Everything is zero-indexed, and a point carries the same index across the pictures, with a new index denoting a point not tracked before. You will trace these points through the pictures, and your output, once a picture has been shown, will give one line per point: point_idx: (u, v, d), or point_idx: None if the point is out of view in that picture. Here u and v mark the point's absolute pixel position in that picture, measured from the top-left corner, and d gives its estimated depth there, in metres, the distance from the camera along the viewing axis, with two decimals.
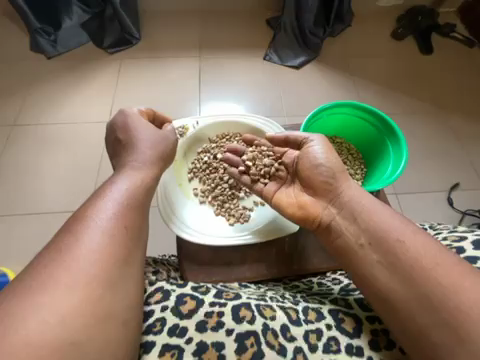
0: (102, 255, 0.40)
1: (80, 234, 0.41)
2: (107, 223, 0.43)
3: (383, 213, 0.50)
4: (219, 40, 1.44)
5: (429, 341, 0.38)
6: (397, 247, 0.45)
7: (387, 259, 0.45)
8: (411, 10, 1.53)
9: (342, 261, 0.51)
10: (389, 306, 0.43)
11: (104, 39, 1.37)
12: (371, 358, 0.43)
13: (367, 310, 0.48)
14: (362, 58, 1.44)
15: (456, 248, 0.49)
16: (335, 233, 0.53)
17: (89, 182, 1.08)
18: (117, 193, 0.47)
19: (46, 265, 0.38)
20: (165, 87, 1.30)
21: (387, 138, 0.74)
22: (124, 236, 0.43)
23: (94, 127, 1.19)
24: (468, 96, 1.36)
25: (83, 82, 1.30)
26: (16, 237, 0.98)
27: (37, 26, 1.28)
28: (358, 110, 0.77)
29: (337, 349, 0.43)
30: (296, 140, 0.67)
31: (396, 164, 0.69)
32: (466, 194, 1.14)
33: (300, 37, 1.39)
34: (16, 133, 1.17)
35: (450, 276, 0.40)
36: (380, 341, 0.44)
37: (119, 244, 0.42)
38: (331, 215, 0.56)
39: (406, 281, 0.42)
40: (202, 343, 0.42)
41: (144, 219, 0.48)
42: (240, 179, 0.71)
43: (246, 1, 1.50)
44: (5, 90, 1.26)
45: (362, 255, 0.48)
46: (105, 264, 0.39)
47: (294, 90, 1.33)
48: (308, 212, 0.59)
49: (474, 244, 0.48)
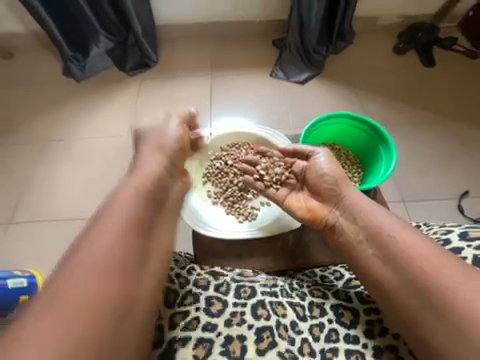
0: (127, 269, 0.44)
1: (105, 247, 0.43)
2: (131, 225, 0.46)
3: (379, 214, 0.57)
4: (229, 60, 1.57)
5: (416, 324, 0.46)
6: (391, 245, 0.52)
7: (382, 255, 0.52)
8: (411, 26, 1.61)
9: (344, 255, 0.58)
10: (388, 302, 0.50)
11: (126, 63, 1.53)
12: (366, 344, 0.50)
13: (364, 302, 0.54)
14: (365, 72, 1.52)
15: (443, 240, 0.55)
16: (337, 231, 0.60)
17: (109, 191, 1.17)
18: (138, 206, 0.49)
19: (75, 275, 0.41)
20: (180, 104, 1.42)
21: (378, 143, 0.80)
22: (146, 249, 0.47)
23: (115, 140, 1.31)
24: (474, 104, 1.39)
25: (107, 101, 1.44)
26: (45, 240, 1.08)
27: (70, 55, 1.47)
28: (350, 118, 0.82)
29: (336, 338, 0.50)
30: (302, 153, 0.72)
31: (388, 169, 0.74)
32: (477, 201, 1.13)
33: (304, 55, 1.49)
34: (47, 147, 1.30)
35: (435, 269, 0.47)
36: (375, 329, 0.51)
37: (142, 258, 0.46)
38: (335, 217, 0.62)
39: (398, 274, 0.49)
40: (229, 336, 0.50)
41: (162, 230, 0.52)
42: (254, 185, 0.76)
43: (254, 24, 1.62)
44: (39, 109, 1.42)
45: (360, 251, 0.55)
46: (130, 277, 0.44)
47: (299, 103, 1.41)
48: (315, 214, 0.65)
49: (459, 235, 0.55)
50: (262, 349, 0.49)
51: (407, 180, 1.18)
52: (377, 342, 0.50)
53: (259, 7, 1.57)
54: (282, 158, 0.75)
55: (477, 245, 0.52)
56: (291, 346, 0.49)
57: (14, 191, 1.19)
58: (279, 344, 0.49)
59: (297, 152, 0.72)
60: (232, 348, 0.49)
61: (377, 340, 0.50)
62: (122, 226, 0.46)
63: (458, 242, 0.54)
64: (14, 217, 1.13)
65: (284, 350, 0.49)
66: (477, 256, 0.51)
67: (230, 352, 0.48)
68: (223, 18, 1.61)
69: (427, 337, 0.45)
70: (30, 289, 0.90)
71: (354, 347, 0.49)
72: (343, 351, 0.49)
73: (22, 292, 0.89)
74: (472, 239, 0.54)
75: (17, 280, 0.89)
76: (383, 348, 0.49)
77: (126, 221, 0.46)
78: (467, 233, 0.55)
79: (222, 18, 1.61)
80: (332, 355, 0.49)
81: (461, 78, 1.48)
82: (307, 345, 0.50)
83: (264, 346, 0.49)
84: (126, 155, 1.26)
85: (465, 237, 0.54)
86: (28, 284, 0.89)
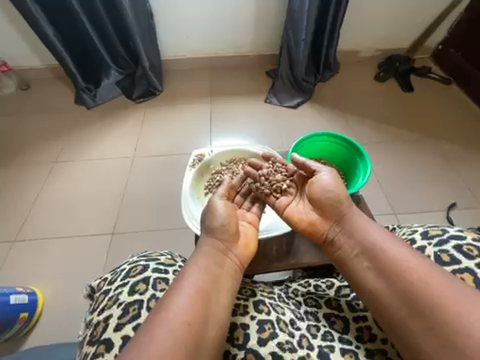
0: (202, 297, 0.50)
1: (188, 278, 0.52)
2: (205, 261, 0.56)
3: (373, 228, 0.59)
4: (227, 88, 1.74)
5: (406, 331, 0.46)
6: (381, 256, 0.53)
7: (375, 267, 0.53)
8: (389, 58, 1.82)
9: (339, 266, 0.59)
10: (377, 304, 0.50)
11: (134, 92, 1.69)
12: (358, 347, 0.51)
13: (354, 311, 0.56)
14: (351, 97, 1.67)
15: (410, 241, 0.59)
16: (336, 245, 0.60)
17: (113, 208, 1.22)
18: (211, 243, 0.60)
19: (165, 302, 0.48)
20: (181, 127, 1.53)
21: (355, 156, 0.88)
22: (216, 281, 0.53)
23: (121, 161, 1.39)
24: (452, 124, 1.51)
25: (114, 125, 1.56)
26: (47, 257, 1.09)
27: (82, 85, 1.62)
28: (329, 137, 0.93)
29: (332, 338, 0.52)
30: (308, 171, 0.71)
31: (365, 176, 0.80)
32: (464, 212, 1.18)
33: (295, 84, 1.65)
34: (56, 168, 1.38)
35: (422, 277, 0.47)
36: (364, 335, 0.53)
37: (213, 288, 0.52)
38: (335, 232, 0.62)
39: (391, 284, 0.49)
40: (233, 324, 0.51)
41: (231, 269, 0.58)
42: (257, 193, 0.74)
43: (249, 58, 1.83)
44: (51, 133, 1.53)
45: (355, 264, 0.56)
46: (203, 305, 0.49)
47: (292, 125, 1.53)
48: (316, 228, 0.64)
49: (422, 234, 0.59)
50: (265, 338, 0.50)
51: (396, 193, 1.25)
52: (368, 346, 0.51)
53: (254, 44, 1.78)
54: (288, 170, 0.75)
55: (437, 242, 0.56)
56: (291, 338, 0.50)
57: (21, 210, 1.23)
58: (280, 335, 0.50)
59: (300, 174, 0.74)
60: (235, 335, 0.50)
61: (368, 344, 0.51)
62: (199, 262, 0.56)
63: (421, 241, 0.58)
64: (20, 235, 1.16)
65: (285, 341, 0.50)
66: (437, 253, 0.55)
67: (234, 339, 0.50)
68: (222, 54, 1.81)
69: (418, 342, 0.44)
70: (30, 306, 0.93)
71: (347, 346, 0.51)
72: (338, 348, 0.50)
73: (23, 308, 0.90)
74: (432, 237, 0.58)
75: (20, 296, 0.91)
76: (375, 351, 0.50)
77: (197, 283, 0.51)
78: (428, 231, 0.60)
79: (221, 53, 1.81)
80: (329, 352, 0.50)
81: (437, 101, 1.63)
82: (305, 340, 0.51)
83: (266, 336, 0.50)
84: (131, 174, 1.34)
85: (427, 235, 0.59)
86: (29, 301, 0.93)
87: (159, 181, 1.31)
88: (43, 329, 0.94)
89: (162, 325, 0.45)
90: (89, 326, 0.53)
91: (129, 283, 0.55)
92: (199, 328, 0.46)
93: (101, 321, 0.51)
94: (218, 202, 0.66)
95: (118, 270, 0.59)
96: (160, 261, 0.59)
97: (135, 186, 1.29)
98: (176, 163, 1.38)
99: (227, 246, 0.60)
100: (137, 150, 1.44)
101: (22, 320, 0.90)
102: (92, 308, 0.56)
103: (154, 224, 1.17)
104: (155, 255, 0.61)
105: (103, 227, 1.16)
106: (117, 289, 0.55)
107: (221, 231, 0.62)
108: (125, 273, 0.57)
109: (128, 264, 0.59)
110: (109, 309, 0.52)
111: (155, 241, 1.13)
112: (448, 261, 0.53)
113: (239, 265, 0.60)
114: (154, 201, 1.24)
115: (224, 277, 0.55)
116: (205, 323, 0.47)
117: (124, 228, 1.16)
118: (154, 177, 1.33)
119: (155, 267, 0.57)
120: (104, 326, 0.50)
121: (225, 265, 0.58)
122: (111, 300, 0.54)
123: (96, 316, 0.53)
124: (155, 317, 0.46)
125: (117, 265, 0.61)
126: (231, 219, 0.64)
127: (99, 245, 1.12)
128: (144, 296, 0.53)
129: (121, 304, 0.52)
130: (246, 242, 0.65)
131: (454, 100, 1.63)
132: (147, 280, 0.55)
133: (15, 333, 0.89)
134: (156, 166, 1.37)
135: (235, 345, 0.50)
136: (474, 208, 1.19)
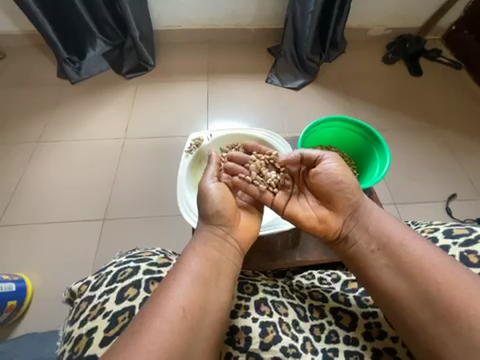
0: (204, 284, 0.47)
1: (188, 265, 0.49)
2: (206, 247, 0.53)
3: (391, 222, 0.56)
4: (225, 66, 1.60)
5: (428, 333, 0.44)
6: (401, 252, 0.51)
7: (393, 264, 0.51)
8: (399, 38, 1.70)
9: (353, 265, 0.56)
10: (393, 304, 0.48)
11: (123, 66, 1.54)
12: (365, 347, 0.50)
13: (362, 307, 0.55)
14: (357, 80, 1.57)
15: (431, 238, 0.57)
16: (350, 241, 0.57)
17: (104, 193, 1.16)
18: (210, 230, 0.56)
19: (164, 287, 0.45)
20: (176, 107, 1.43)
21: (373, 146, 0.82)
22: (218, 268, 0.50)
23: (111, 143, 1.30)
24: (459, 112, 1.46)
25: (102, 103, 1.43)
26: (34, 243, 1.04)
27: (65, 56, 1.46)
28: (347, 123, 0.86)
29: (337, 339, 0.51)
30: (309, 159, 0.64)
31: (382, 171, 0.75)
32: (463, 204, 1.18)
33: (299, 63, 1.54)
34: (39, 149, 1.28)
35: (443, 275, 0.46)
36: (373, 332, 0.51)
37: (215, 274, 0.49)
38: (349, 228, 0.59)
39: (412, 283, 0.48)
40: (234, 327, 0.49)
41: (232, 256, 0.55)
42: (248, 189, 0.64)
43: (250, 32, 1.68)
44: (31, 110, 1.40)
45: (373, 260, 0.53)
46: (205, 291, 0.46)
47: (294, 109, 1.44)
48: (328, 226, 0.60)
49: (445, 233, 0.57)
50: (267, 342, 0.48)
51: (397, 183, 1.22)
52: (375, 344, 0.50)
53: (255, 15, 1.61)
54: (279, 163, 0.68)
55: (462, 242, 0.54)
56: (295, 342, 0.49)
57: (3, 193, 1.15)
58: (283, 339, 0.48)
59: (303, 158, 0.65)
60: (236, 338, 0.48)
61: (375, 343, 0.50)
62: (200, 248, 0.53)
63: (444, 240, 0.56)
64: (3, 220, 1.09)
65: (288, 345, 0.48)
66: (463, 253, 0.52)
67: (236, 342, 0.48)
68: (220, 26, 1.65)
69: (439, 344, 0.43)
70: (18, 294, 0.90)
71: (353, 349, 0.50)
72: (343, 352, 0.49)
73: (10, 297, 0.87)
74: (457, 236, 0.55)
75: (6, 284, 0.88)
76: (382, 351, 0.49)
77: (196, 269, 0.48)
78: (451, 230, 0.57)
79: (219, 25, 1.65)
80: (333, 355, 0.49)
81: (447, 87, 1.56)
82: (309, 343, 0.50)
83: (269, 340, 0.48)
84: (121, 157, 1.26)
85: (450, 235, 0.56)
86: (17, 288, 0.90)
87: (152, 165, 1.24)
88: (35, 315, 0.92)
89: (158, 310, 0.42)
90: (69, 340, 0.48)
91: (117, 289, 0.51)
92: (197, 315, 0.43)
93: (84, 335, 0.47)
94: (211, 185, 0.61)
95: (102, 274, 0.55)
96: (151, 262, 0.56)
97: (127, 170, 1.22)
98: (169, 146, 1.29)
99: (226, 231, 0.57)
100: (127, 131, 1.34)
101: (10, 308, 0.88)
102: (72, 319, 0.52)
103: (148, 210, 1.12)
104: (146, 255, 0.58)
105: (94, 213, 1.11)
106: (102, 296, 0.51)
107: (218, 216, 0.58)
108: (112, 277, 0.53)
109: (114, 266, 0.56)
110: (94, 321, 0.48)
111: (148, 228, 1.08)
112: (476, 263, 0.50)
113: (239, 250, 0.57)
114: (147, 186, 1.18)
115: (224, 263, 0.52)
116: (202, 309, 0.44)
117: (116, 214, 1.11)
118: (146, 161, 1.25)
119: (146, 269, 0.54)
120: (88, 340, 0.46)
121: (224, 251, 0.54)
122: (96, 309, 0.49)
123: (78, 328, 0.48)
124: (151, 303, 0.43)
125: (101, 268, 0.58)
126: (228, 203, 0.59)
127: (90, 231, 1.07)
128: (134, 303, 0.49)
129: (108, 314, 0.48)
130: (248, 225, 0.61)
131: (464, 87, 1.56)
132: (137, 283, 0.51)
133: (5, 319, 0.88)
134: (149, 149, 1.28)
135: (236, 348, 0.48)
136: (473, 199, 1.19)
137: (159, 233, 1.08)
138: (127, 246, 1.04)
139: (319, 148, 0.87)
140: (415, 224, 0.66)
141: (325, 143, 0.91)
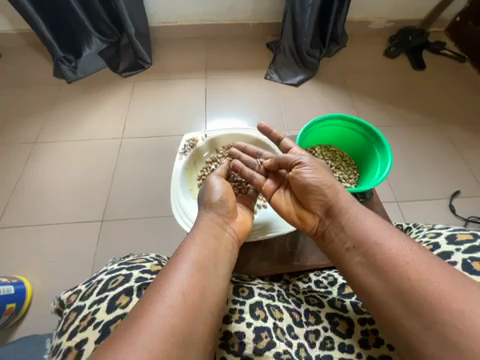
0: (200, 273, 0.46)
1: (185, 253, 0.48)
2: (204, 237, 0.52)
3: (367, 216, 0.54)
4: (223, 62, 1.57)
5: (402, 327, 0.42)
6: (373, 246, 0.49)
7: (368, 261, 0.49)
8: (401, 31, 1.66)
9: (333, 260, 0.55)
10: (381, 312, 0.45)
11: (120, 64, 1.51)
12: (360, 355, 0.48)
13: (359, 313, 0.54)
14: (358, 74, 1.54)
15: (432, 245, 0.55)
16: (326, 238, 0.57)
17: (102, 194, 1.15)
18: (209, 220, 0.57)
19: (164, 276, 0.44)
20: (174, 106, 1.40)
21: (374, 145, 0.79)
22: (213, 258, 0.49)
23: (108, 142, 1.28)
24: (463, 106, 1.42)
25: (99, 103, 1.41)
26: (33, 245, 1.04)
27: (61, 55, 1.44)
28: (347, 121, 0.83)
29: (331, 346, 0.50)
30: (286, 162, 0.65)
31: (383, 172, 0.72)
32: (467, 201, 1.15)
33: (299, 59, 1.51)
34: (37, 149, 1.27)
35: (418, 271, 0.43)
36: (370, 340, 0.50)
37: (211, 262, 0.48)
38: (324, 225, 0.58)
39: (384, 278, 0.46)
40: (229, 332, 0.48)
41: (230, 247, 0.55)
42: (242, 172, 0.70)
43: (249, 27, 1.64)
44: (28, 111, 1.38)
45: (347, 258, 0.52)
46: (202, 280, 0.45)
47: (294, 106, 1.41)
48: (304, 222, 0.61)
49: (447, 238, 0.55)
50: (261, 348, 0.46)
51: (399, 181, 1.20)
52: (371, 352, 0.49)
53: (253, 9, 1.56)
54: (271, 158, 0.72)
55: (465, 249, 0.52)
56: (289, 348, 0.47)
57: (1, 196, 1.15)
58: (277, 345, 0.47)
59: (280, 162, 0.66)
60: (231, 343, 0.47)
61: (371, 350, 0.49)
62: (196, 238, 0.52)
63: (447, 247, 0.54)
64: (2, 221, 1.09)
65: (282, 351, 0.46)
66: (466, 260, 0.50)
67: (230, 346, 0.47)
68: (218, 21, 1.62)
69: (416, 342, 0.40)
70: (17, 296, 0.89)
71: (348, 356, 0.48)
72: None
73: (10, 299, 0.87)
74: (460, 242, 0.53)
75: (5, 287, 0.87)
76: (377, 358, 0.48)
77: (194, 257, 0.48)
78: (455, 236, 0.55)
79: (217, 21, 1.62)
80: None
81: (450, 80, 1.52)
82: (303, 349, 0.49)
83: (263, 345, 0.46)
84: (119, 157, 1.24)
85: (453, 241, 0.54)
86: (15, 291, 0.89)
87: (150, 165, 1.22)
88: (33, 317, 0.92)
89: (158, 296, 0.41)
90: (57, 353, 0.47)
91: (107, 298, 0.50)
92: (196, 299, 0.42)
93: (73, 347, 0.46)
94: (215, 181, 0.65)
95: (93, 282, 0.55)
96: (144, 269, 0.55)
97: (125, 171, 1.20)
98: (168, 144, 1.28)
99: (224, 219, 0.59)
100: (125, 130, 1.32)
101: (9, 311, 0.87)
102: (60, 330, 0.51)
103: (147, 210, 1.11)
104: (138, 263, 0.58)
105: (92, 214, 1.10)
106: (93, 306, 0.50)
107: (219, 205, 0.60)
108: (102, 286, 0.53)
109: (106, 274, 0.55)
110: (84, 332, 0.47)
111: (147, 228, 1.08)
112: None
113: (236, 240, 0.58)
114: (146, 186, 1.17)
115: (221, 250, 0.52)
116: (201, 295, 0.43)
117: (115, 215, 1.10)
118: (145, 160, 1.23)
119: (138, 276, 0.53)
120: (77, 353, 0.45)
121: (222, 238, 0.55)
122: (86, 320, 0.48)
123: (66, 341, 0.47)
124: (151, 290, 0.42)
125: (92, 276, 0.57)
126: (229, 195, 0.63)
127: (88, 233, 1.06)
128: (125, 310, 0.48)
129: (99, 325, 0.47)
130: (243, 219, 0.64)
131: (468, 80, 1.52)
132: (129, 291, 0.50)
133: (5, 322, 0.88)
134: (147, 148, 1.27)
135: (230, 352, 0.47)
136: (477, 196, 1.16)
137: (158, 234, 1.07)
138: (127, 247, 1.04)
139: (318, 148, 0.88)
140: (417, 228, 0.66)
141: (325, 142, 0.90)
